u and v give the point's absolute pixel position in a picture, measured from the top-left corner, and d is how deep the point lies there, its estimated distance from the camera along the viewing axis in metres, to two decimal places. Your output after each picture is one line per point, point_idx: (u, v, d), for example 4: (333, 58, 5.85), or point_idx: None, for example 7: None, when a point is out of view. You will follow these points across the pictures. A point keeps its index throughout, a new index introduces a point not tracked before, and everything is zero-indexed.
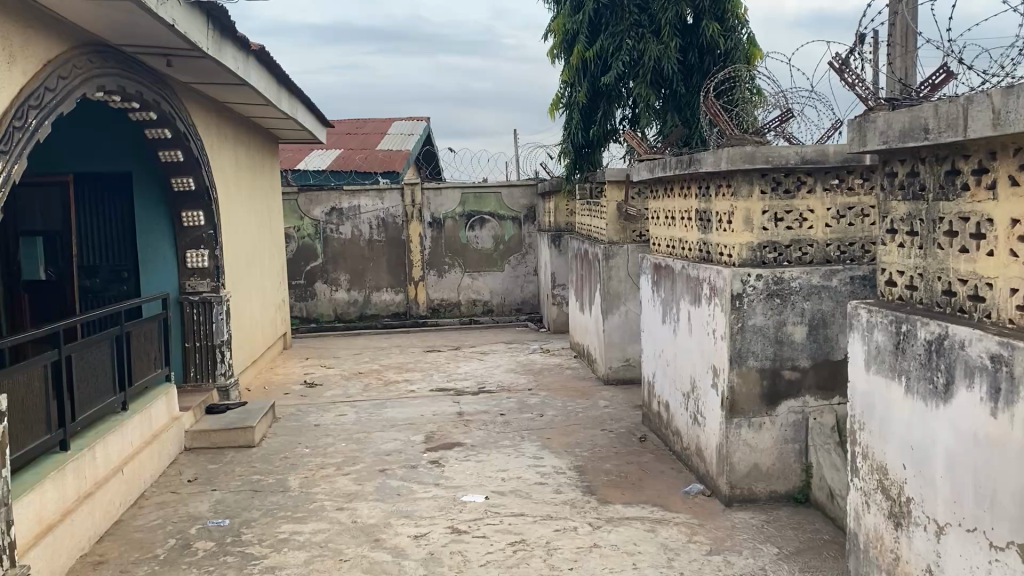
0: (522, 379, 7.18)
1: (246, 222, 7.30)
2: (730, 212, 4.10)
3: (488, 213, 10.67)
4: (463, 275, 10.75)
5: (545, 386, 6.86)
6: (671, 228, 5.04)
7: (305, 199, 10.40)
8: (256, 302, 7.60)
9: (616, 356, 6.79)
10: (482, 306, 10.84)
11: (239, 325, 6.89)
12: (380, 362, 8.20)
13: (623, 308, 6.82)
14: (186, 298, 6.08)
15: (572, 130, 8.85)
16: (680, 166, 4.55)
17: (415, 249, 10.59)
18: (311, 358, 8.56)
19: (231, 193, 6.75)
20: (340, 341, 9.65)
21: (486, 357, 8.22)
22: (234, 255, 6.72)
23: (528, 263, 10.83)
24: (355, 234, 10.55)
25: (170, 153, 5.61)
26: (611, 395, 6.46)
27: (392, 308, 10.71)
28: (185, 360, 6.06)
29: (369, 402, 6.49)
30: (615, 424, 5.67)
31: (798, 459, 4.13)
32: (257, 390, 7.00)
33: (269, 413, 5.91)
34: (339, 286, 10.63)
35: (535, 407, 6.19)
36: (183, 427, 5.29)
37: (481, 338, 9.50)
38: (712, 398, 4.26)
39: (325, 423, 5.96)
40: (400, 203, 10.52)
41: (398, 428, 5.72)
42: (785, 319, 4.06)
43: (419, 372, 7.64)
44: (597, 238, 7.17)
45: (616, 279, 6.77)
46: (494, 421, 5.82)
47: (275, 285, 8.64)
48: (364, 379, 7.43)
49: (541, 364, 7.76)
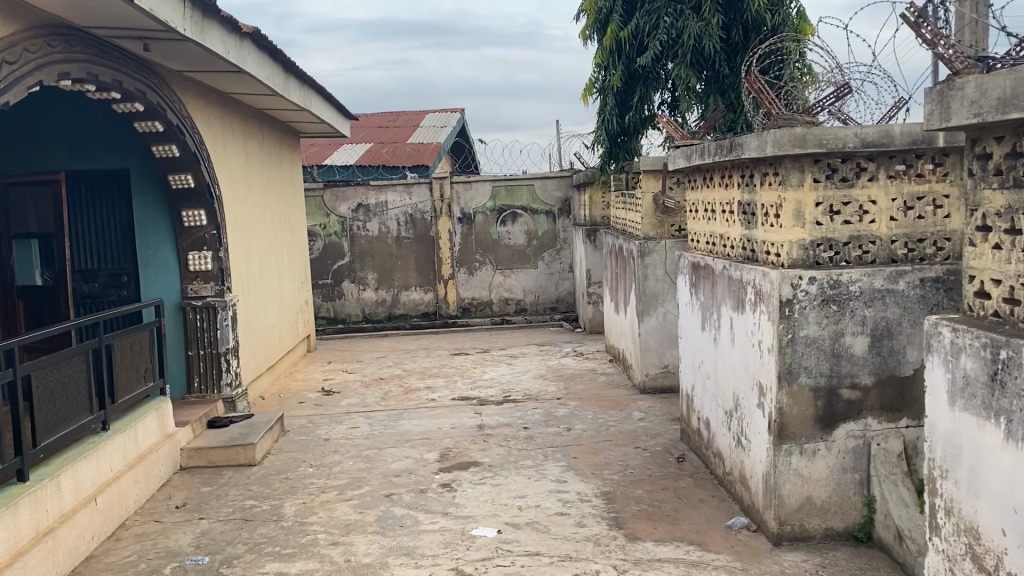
0: (551, 386, 6.66)
1: (258, 222, 6.90)
2: (778, 204, 3.54)
3: (520, 208, 10.16)
4: (495, 273, 10.27)
5: (576, 395, 6.34)
6: (709, 224, 4.49)
7: (331, 195, 10.01)
8: (271, 305, 7.21)
9: (653, 362, 6.24)
10: (515, 305, 10.35)
11: (251, 330, 6.50)
12: (403, 367, 7.75)
13: (661, 310, 6.26)
14: (189, 303, 5.69)
15: (606, 116, 8.28)
16: (721, 153, 4.00)
17: (444, 246, 10.13)
18: (334, 362, 8.15)
19: (239, 191, 6.35)
20: (366, 344, 9.24)
21: (515, 362, 7.73)
22: (242, 256, 6.31)
23: (563, 260, 10.30)
24: (383, 231, 10.12)
25: (165, 148, 5.21)
26: (647, 406, 5.91)
27: (422, 308, 10.29)
28: (188, 370, 5.69)
29: (385, 413, 6.04)
30: (650, 441, 5.13)
31: (858, 492, 3.54)
32: (270, 399, 6.61)
33: (276, 427, 5.49)
34: (366, 285, 10.22)
35: (563, 420, 5.67)
36: (177, 444, 4.88)
37: (513, 339, 9.01)
38: (758, 420, 3.71)
39: (335, 437, 5.51)
40: (428, 197, 10.07)
41: (412, 444, 5.25)
42: (843, 329, 3.48)
43: (443, 379, 7.17)
44: (632, 234, 6.63)
45: (652, 279, 6.22)
46: (517, 436, 5.32)
47: (297, 285, 8.25)
48: (384, 386, 6.98)
49: (573, 370, 7.24)
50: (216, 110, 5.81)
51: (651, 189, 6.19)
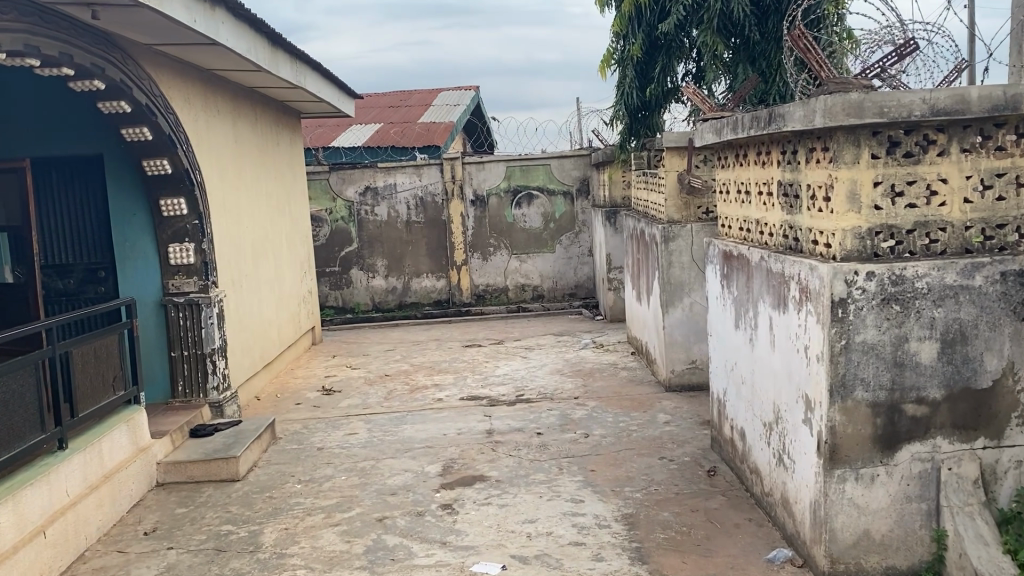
0: (569, 384, 6.14)
1: (250, 209, 6.43)
2: (827, 185, 2.97)
3: (536, 188, 9.61)
4: (511, 258, 9.74)
5: (595, 394, 5.81)
6: (743, 208, 3.93)
7: (337, 178, 9.52)
8: (268, 298, 6.76)
9: (679, 358, 5.71)
10: (532, 292, 9.83)
11: (243, 327, 6.05)
12: (411, 362, 7.27)
13: (687, 300, 5.71)
14: (170, 300, 5.23)
15: (626, 89, 7.70)
16: (758, 127, 3.44)
17: (456, 230, 9.61)
18: (338, 356, 7.69)
19: (226, 178, 5.87)
20: (374, 335, 8.76)
21: (531, 355, 7.21)
22: (230, 247, 5.84)
23: (583, 243, 9.74)
24: (392, 215, 9.62)
25: (136, 131, 4.73)
26: (673, 408, 5.37)
27: (434, 296, 9.79)
28: (171, 373, 5.27)
29: (386, 416, 5.55)
30: (677, 450, 4.60)
31: (924, 525, 2.99)
32: (266, 400, 6.17)
33: (265, 436, 5.02)
34: (376, 272, 9.73)
35: (580, 424, 5.15)
36: (153, 458, 4.43)
37: (529, 329, 8.49)
38: (804, 438, 3.17)
39: (331, 446, 5.03)
40: (439, 179, 9.54)
41: (413, 454, 4.76)
42: (907, 333, 2.92)
43: (452, 375, 6.67)
44: (655, 218, 6.06)
45: (678, 267, 5.66)
46: (529, 445, 4.81)
47: (298, 274, 7.80)
48: (389, 384, 6.50)
49: (592, 364, 6.70)
50: (195, 89, 5.32)
51: (675, 168, 5.62)
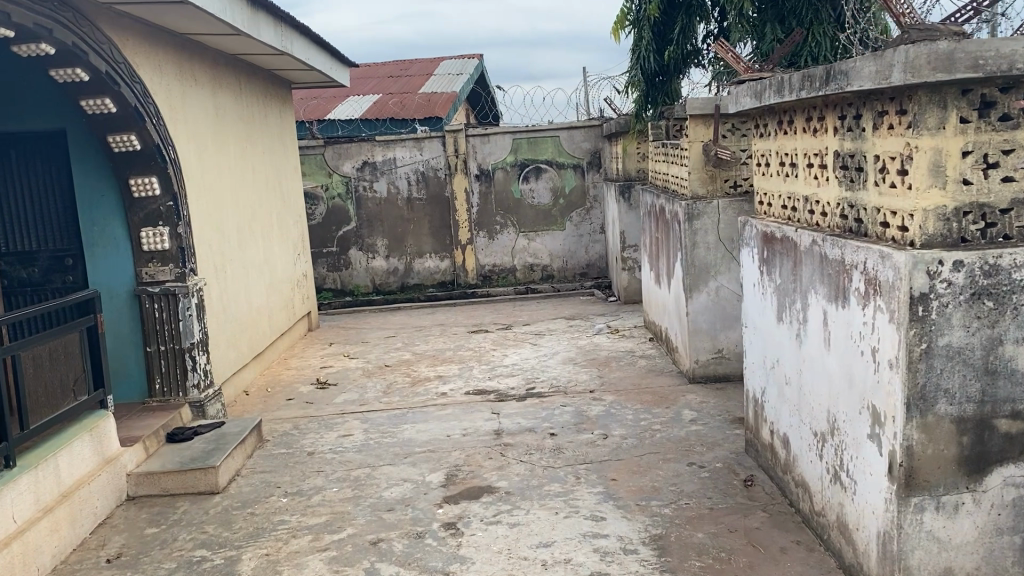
0: (583, 375, 5.66)
1: (235, 189, 5.93)
2: (902, 156, 2.45)
3: (545, 162, 9.07)
4: (518, 236, 9.23)
5: (612, 387, 5.33)
6: (787, 183, 3.42)
7: (333, 153, 9.00)
8: (259, 284, 6.29)
9: (704, 347, 5.22)
10: (541, 272, 9.33)
11: (228, 318, 5.58)
12: (412, 350, 6.79)
13: (713, 284, 5.21)
14: (145, 290, 4.75)
15: (642, 52, 7.14)
16: (811, 87, 2.91)
17: (460, 207, 9.10)
18: (336, 344, 7.22)
19: (206, 155, 5.36)
20: (375, 320, 8.29)
21: (541, 342, 6.72)
22: (211, 231, 5.35)
23: (594, 220, 9.23)
24: (392, 191, 9.11)
25: (97, 103, 4.23)
26: (699, 403, 4.88)
27: (438, 277, 9.31)
28: (148, 370, 4.82)
29: (384, 414, 5.07)
30: (708, 455, 4.11)
31: (1017, 561, 2.52)
32: (255, 395, 5.73)
33: (250, 440, 4.56)
34: (376, 252, 9.24)
35: (597, 422, 4.66)
36: (122, 469, 3.97)
37: (538, 313, 8.00)
38: (869, 457, 2.68)
39: (323, 449, 4.56)
40: (442, 152, 9.01)
41: (413, 460, 4.29)
42: (1002, 334, 2.42)
43: (457, 365, 6.19)
44: (677, 194, 5.54)
45: (703, 247, 5.15)
46: (541, 449, 4.33)
47: (291, 257, 7.32)
48: (389, 375, 6.02)
49: (607, 352, 6.22)
50: (167, 56, 4.79)
51: (700, 138, 5.09)
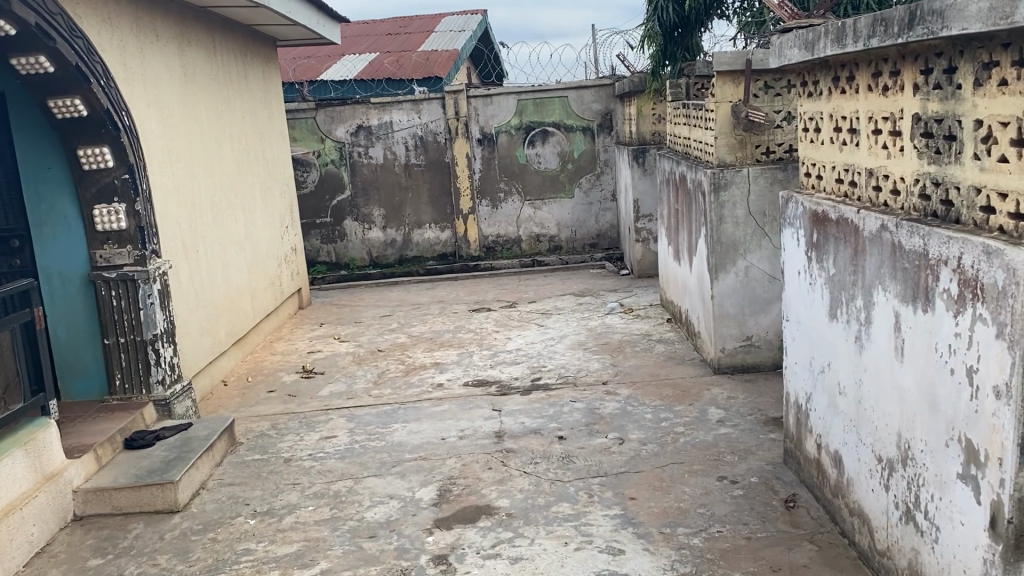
0: (594, 363, 5.11)
1: (209, 158, 5.36)
2: (1020, 122, 1.86)
3: (552, 125, 8.45)
4: (523, 205, 8.65)
5: (627, 378, 4.78)
6: (844, 152, 2.83)
7: (326, 116, 8.39)
8: (239, 263, 5.75)
9: (730, 334, 4.68)
10: (549, 243, 8.76)
11: (203, 303, 5.05)
12: (408, 333, 6.25)
13: (742, 264, 4.64)
14: (100, 275, 4.20)
15: (659, 3, 6.47)
16: (885, 32, 2.30)
17: (461, 174, 8.51)
18: (327, 324, 6.70)
19: (171, 121, 4.78)
20: (370, 297, 7.74)
21: (547, 323, 6.17)
22: (178, 205, 4.78)
23: (605, 186, 8.62)
24: (388, 157, 8.51)
25: (31, 62, 3.63)
26: (727, 401, 4.33)
27: (438, 249, 8.74)
28: (107, 364, 4.29)
29: (373, 411, 4.55)
30: (740, 467, 3.57)
31: None
32: (234, 386, 5.23)
33: (220, 445, 4.04)
34: (373, 223, 8.66)
35: (612, 424, 4.12)
36: (68, 486, 3.46)
37: (545, 289, 7.44)
38: (959, 501, 2.14)
39: (302, 456, 4.04)
40: (441, 115, 8.40)
41: (402, 470, 3.76)
42: None
43: (456, 351, 5.66)
44: (700, 161, 4.94)
45: (730, 222, 4.59)
46: (548, 457, 3.80)
47: (278, 230, 6.77)
48: (382, 363, 5.49)
49: (620, 335, 5.67)
50: (117, 7, 4.19)
51: (728, 98, 4.48)
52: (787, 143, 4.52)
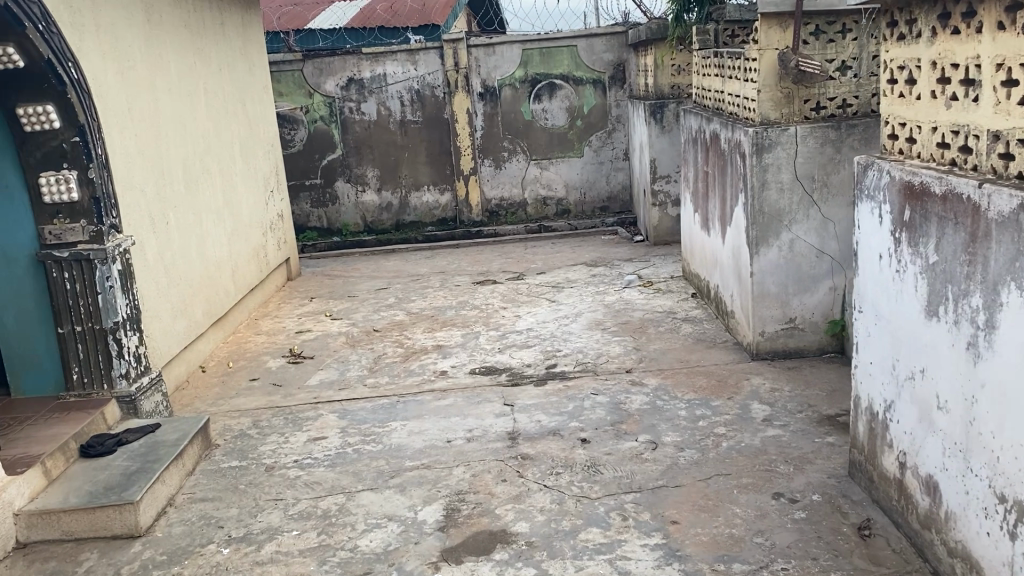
0: (615, 347, 4.58)
1: (180, 118, 4.77)
2: None
3: (560, 77, 7.83)
4: (529, 165, 8.05)
5: (655, 367, 4.25)
6: (951, 111, 2.26)
7: (314, 69, 7.77)
8: (216, 234, 5.18)
9: (772, 316, 4.16)
10: (556, 207, 8.19)
11: (174, 281, 4.49)
12: (407, 309, 5.71)
13: (786, 236, 4.08)
14: (50, 254, 3.63)
15: None
16: None
17: (462, 131, 7.91)
18: (317, 299, 6.14)
19: (134, 74, 4.18)
20: (365, 267, 7.19)
21: (560, 299, 5.62)
22: (142, 171, 4.19)
23: (617, 145, 8.03)
24: (382, 113, 7.90)
25: None
26: (772, 395, 3.80)
27: (438, 213, 8.17)
28: (62, 356, 3.74)
29: (368, 405, 4.02)
30: (799, 481, 3.04)
31: None
32: (213, 372, 4.70)
33: (191, 451, 3.50)
34: (367, 185, 8.06)
35: (641, 423, 3.59)
36: (9, 508, 2.93)
37: (555, 258, 6.90)
38: None
39: (286, 461, 3.52)
40: (439, 67, 7.79)
41: (401, 482, 3.24)
42: None
43: (460, 332, 5.13)
44: (737, 118, 4.36)
45: (774, 188, 4.02)
46: (571, 465, 3.27)
47: (262, 196, 6.19)
48: (378, 345, 4.96)
49: (642, 314, 5.14)
50: None
51: (774, 44, 3.91)
52: (840, 97, 3.95)
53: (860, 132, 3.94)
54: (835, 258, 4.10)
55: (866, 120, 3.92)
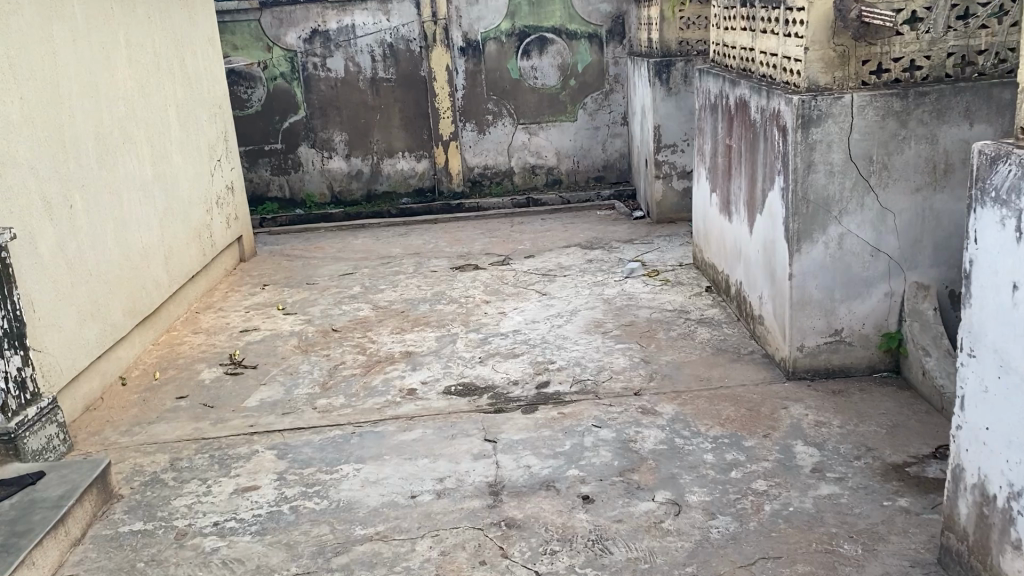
0: (619, 359, 3.80)
1: (92, 77, 3.91)
2: None
3: (551, 31, 6.96)
4: (516, 130, 7.21)
5: (670, 389, 3.48)
6: None
7: (273, 19, 6.84)
8: (143, 214, 4.36)
9: (814, 327, 3.41)
10: (546, 177, 7.36)
11: (82, 277, 3.67)
12: (373, 302, 4.92)
13: (835, 230, 3.30)
14: None
15: None
16: None
17: (441, 91, 7.04)
18: (270, 288, 5.32)
19: (17, 20, 3.32)
20: (331, 246, 6.37)
21: (551, 292, 4.85)
22: (29, 143, 3.33)
23: (614, 108, 7.20)
24: (351, 70, 7.01)
25: None
26: (819, 433, 3.03)
27: (414, 183, 7.33)
28: None
29: (315, 440, 3.24)
30: (872, 572, 2.28)
31: None
32: (135, 386, 3.89)
33: (80, 511, 2.71)
34: (334, 151, 7.19)
35: (659, 473, 2.83)
36: None
37: (545, 239, 6.11)
38: None
39: (203, 524, 2.73)
40: (415, 18, 6.91)
41: (348, 564, 2.47)
42: None
43: (434, 334, 4.34)
44: (774, 82, 3.54)
45: (822, 170, 3.23)
46: (571, 540, 2.50)
47: (204, 166, 5.34)
48: (336, 351, 4.16)
49: (648, 313, 4.36)
50: None
51: None
52: (907, 58, 3.14)
53: (931, 102, 3.15)
54: (893, 257, 3.32)
55: (940, 87, 3.12)
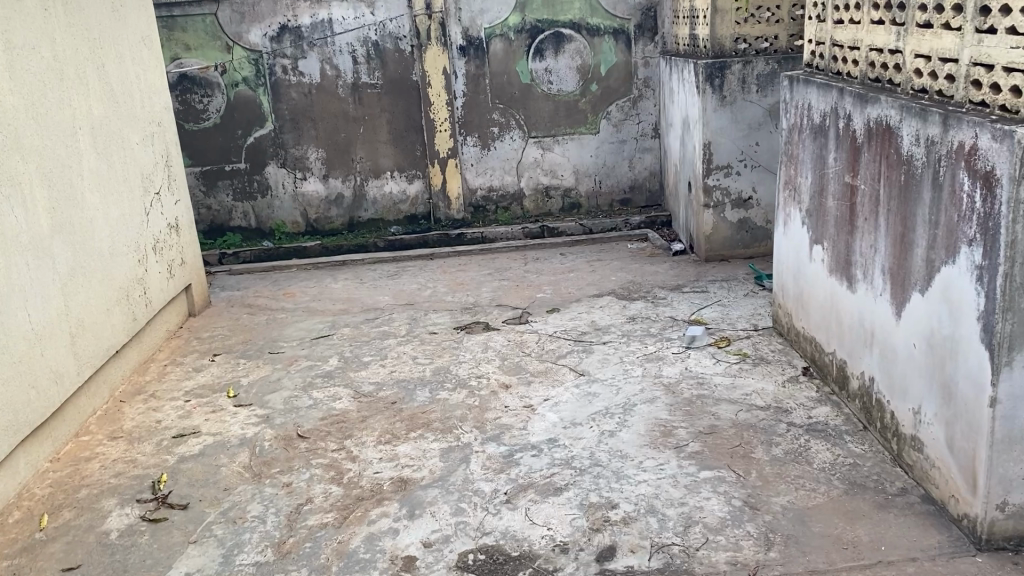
0: (712, 501, 2.62)
1: None
2: None
3: (569, 25, 5.77)
4: (527, 144, 6.01)
5: (803, 567, 2.30)
6: None
7: (233, 13, 5.61)
8: (35, 282, 3.14)
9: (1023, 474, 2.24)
10: (562, 200, 6.17)
11: None
12: (355, 386, 3.70)
13: None
14: None
15: None
16: None
17: (437, 99, 5.84)
18: (221, 361, 4.11)
19: None
20: (304, 292, 5.16)
21: (592, 371, 3.66)
22: None
23: (643, 118, 6.02)
24: (328, 74, 5.80)
25: None
26: None
27: (405, 208, 6.13)
28: None
29: None
30: None
31: None
32: (7, 544, 2.68)
33: None
34: (308, 171, 5.98)
35: None
36: None
37: (570, 284, 4.91)
38: None
39: None
40: (405, 10, 5.70)
41: None
42: None
43: (438, 444, 3.13)
44: (952, 101, 2.36)
45: None
46: None
47: (135, 203, 4.12)
48: (301, 478, 2.96)
49: (732, 412, 3.17)
50: None
51: None
52: None
53: None
54: None
55: None
